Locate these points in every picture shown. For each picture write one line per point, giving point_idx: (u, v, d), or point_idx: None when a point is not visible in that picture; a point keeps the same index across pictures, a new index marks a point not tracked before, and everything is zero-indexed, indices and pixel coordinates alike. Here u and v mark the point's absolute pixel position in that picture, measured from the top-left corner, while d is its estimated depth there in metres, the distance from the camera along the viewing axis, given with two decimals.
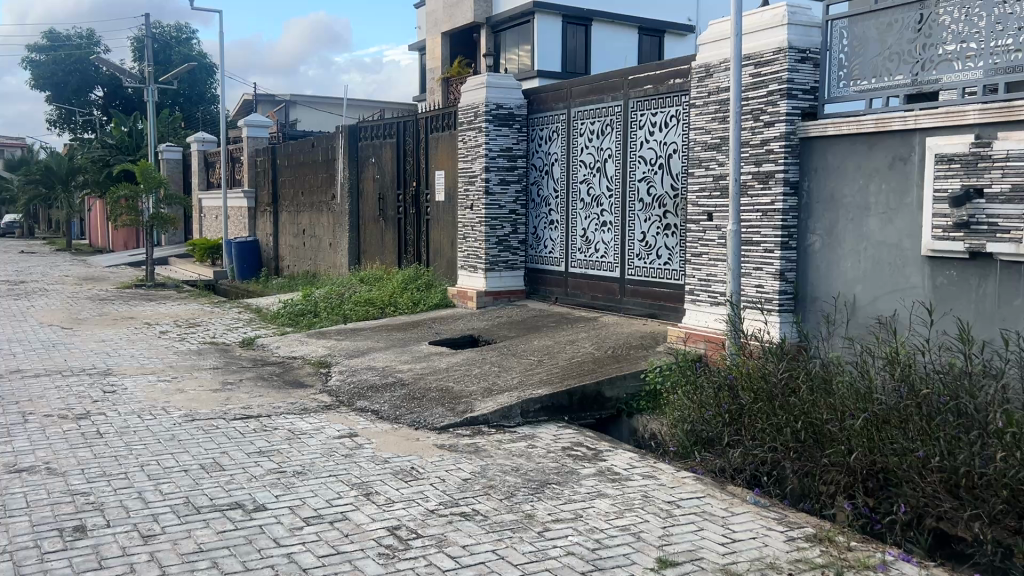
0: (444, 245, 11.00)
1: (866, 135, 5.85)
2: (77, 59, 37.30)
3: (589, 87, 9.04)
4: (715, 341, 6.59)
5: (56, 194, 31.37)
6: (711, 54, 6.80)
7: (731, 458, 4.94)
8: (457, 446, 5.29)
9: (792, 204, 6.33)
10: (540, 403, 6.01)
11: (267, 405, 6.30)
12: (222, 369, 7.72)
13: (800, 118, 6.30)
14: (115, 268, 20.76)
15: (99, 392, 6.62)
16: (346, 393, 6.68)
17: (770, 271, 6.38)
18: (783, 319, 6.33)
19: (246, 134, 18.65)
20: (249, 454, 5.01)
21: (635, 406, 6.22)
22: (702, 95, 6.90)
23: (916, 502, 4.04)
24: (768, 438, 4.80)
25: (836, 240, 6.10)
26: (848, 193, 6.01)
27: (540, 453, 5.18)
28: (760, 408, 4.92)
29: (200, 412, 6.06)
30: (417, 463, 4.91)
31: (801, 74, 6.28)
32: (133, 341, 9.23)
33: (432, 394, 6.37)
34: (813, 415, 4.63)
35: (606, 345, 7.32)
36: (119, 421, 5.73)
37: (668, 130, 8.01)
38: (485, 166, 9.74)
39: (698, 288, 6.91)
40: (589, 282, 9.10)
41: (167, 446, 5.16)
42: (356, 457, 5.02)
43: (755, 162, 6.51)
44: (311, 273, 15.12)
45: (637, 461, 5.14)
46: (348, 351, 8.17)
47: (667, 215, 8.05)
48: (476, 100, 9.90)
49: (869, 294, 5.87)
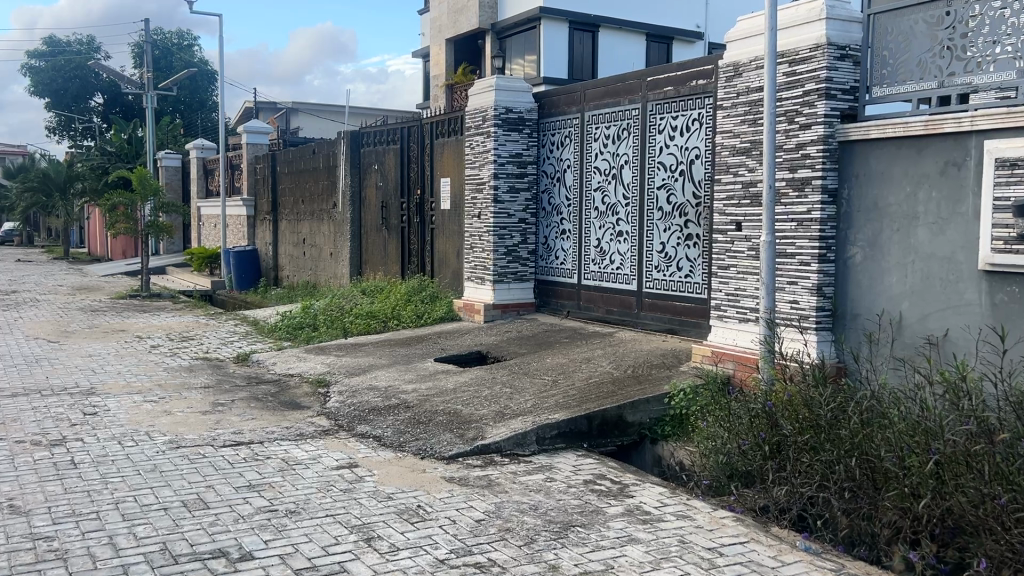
0: (450, 254, 10.50)
1: (914, 138, 5.37)
2: (77, 65, 37.02)
3: (603, 90, 8.58)
4: (745, 361, 6.10)
5: (54, 202, 30.94)
6: (740, 51, 6.33)
7: (773, 495, 4.45)
8: (469, 480, 4.78)
9: (831, 213, 5.85)
10: (557, 429, 5.50)
11: (260, 430, 5.79)
12: (213, 389, 7.21)
13: (839, 120, 5.81)
14: (112, 278, 20.29)
15: (79, 415, 6.11)
16: (346, 416, 6.18)
17: (806, 286, 5.88)
18: (821, 338, 5.82)
19: (245, 142, 18.21)
20: (237, 489, 4.50)
21: (659, 432, 5.73)
22: (729, 96, 6.42)
23: (999, 555, 3.54)
24: (816, 475, 4.31)
25: (880, 252, 5.62)
26: (893, 201, 5.53)
27: (560, 488, 4.67)
28: (807, 440, 4.43)
29: (187, 437, 5.55)
30: (423, 500, 4.40)
31: (841, 72, 5.78)
32: (122, 356, 8.73)
33: (439, 418, 5.85)
34: (868, 449, 4.14)
35: (625, 364, 6.81)
36: (97, 448, 5.23)
37: (690, 134, 7.53)
38: (494, 173, 9.25)
39: (725, 303, 6.43)
40: (604, 296, 8.61)
41: (147, 478, 4.66)
42: (356, 492, 4.51)
43: (789, 167, 6.02)
44: (311, 284, 14.63)
45: (667, 498, 4.63)
46: (348, 368, 7.67)
47: (689, 224, 7.55)
48: (484, 103, 9.41)
49: (917, 311, 5.38)
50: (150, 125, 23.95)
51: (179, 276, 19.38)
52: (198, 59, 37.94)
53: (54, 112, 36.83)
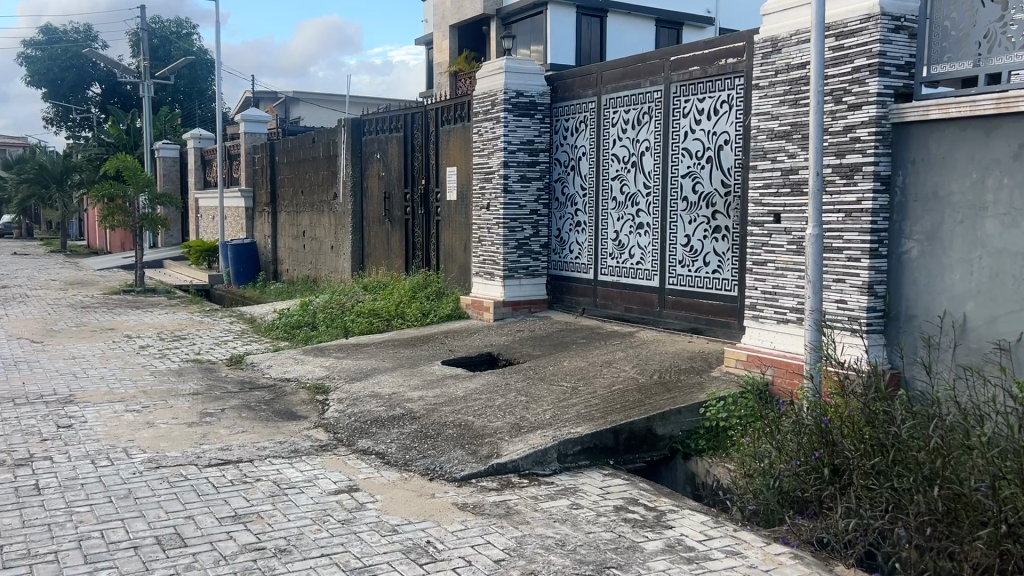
0: (457, 248, 9.92)
1: (982, 118, 4.77)
2: (74, 55, 36.45)
3: (621, 72, 8.00)
4: (787, 366, 5.52)
5: (51, 193, 30.29)
6: (780, 25, 5.74)
7: (835, 527, 3.87)
8: (484, 507, 4.21)
9: (883, 203, 5.26)
10: (581, 445, 4.93)
11: (250, 446, 5.22)
12: (202, 396, 6.66)
13: (892, 99, 5.21)
14: (109, 272, 19.74)
15: (52, 428, 5.55)
16: (346, 429, 5.61)
17: (855, 284, 5.30)
18: (873, 342, 5.25)
19: (242, 130, 17.58)
20: (220, 521, 3.94)
21: (692, 447, 5.17)
22: (767, 74, 5.82)
23: None
24: (885, 505, 3.75)
25: (940, 246, 5.03)
26: (956, 189, 4.93)
27: (589, 517, 4.11)
28: (875, 464, 3.89)
29: (169, 456, 4.98)
30: (433, 534, 3.83)
31: (895, 45, 5.18)
32: (107, 359, 8.17)
33: (449, 432, 5.29)
34: (952, 476, 3.56)
35: (650, 368, 6.24)
36: (67, 470, 4.67)
37: (718, 118, 6.94)
38: (504, 162, 8.66)
39: (762, 302, 5.86)
40: (623, 294, 8.03)
41: (119, 508, 4.09)
42: (355, 524, 3.94)
43: (836, 153, 5.42)
44: (311, 278, 14.08)
45: (711, 529, 4.05)
46: (349, 372, 7.10)
47: (716, 215, 6.96)
48: (494, 87, 8.81)
49: (983, 313, 4.78)
50: (146, 114, 23.31)
51: (177, 269, 18.83)
52: (197, 49, 37.27)
53: (52, 102, 36.27)
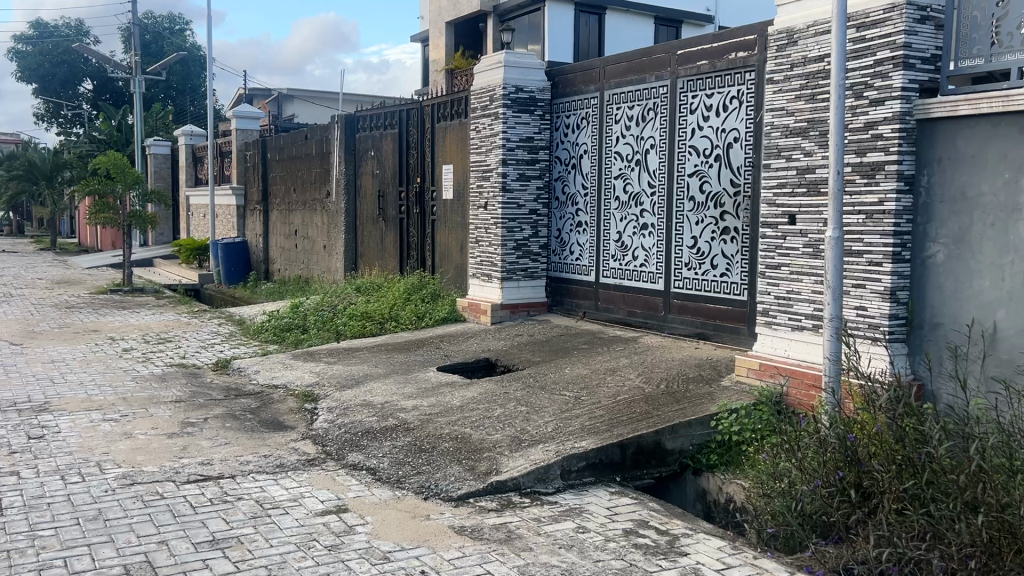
0: (453, 248, 9.60)
1: (1016, 115, 4.48)
2: (66, 49, 35.99)
3: (626, 66, 7.68)
4: (802, 377, 5.22)
5: (41, 190, 29.75)
6: (796, 16, 5.44)
7: (865, 556, 3.56)
8: (482, 531, 3.89)
9: (907, 204, 4.95)
10: (585, 460, 4.61)
11: (232, 460, 4.90)
12: (185, 403, 6.32)
13: (917, 94, 4.90)
14: (96, 271, 19.33)
15: (22, 439, 5.21)
16: (335, 441, 5.29)
17: (876, 290, 4.99)
18: (895, 352, 4.95)
19: (234, 127, 17.20)
20: (196, 547, 3.62)
21: (704, 462, 4.86)
22: (781, 68, 5.52)
23: None
24: (922, 533, 3.44)
25: (969, 250, 4.73)
26: (987, 189, 4.64)
27: (596, 542, 3.79)
28: (908, 488, 3.60)
29: (144, 471, 4.66)
30: (427, 563, 3.51)
31: (921, 37, 4.88)
32: (87, 363, 7.81)
33: (444, 445, 4.97)
34: (997, 503, 3.26)
35: (656, 376, 5.92)
36: (34, 487, 4.33)
37: (727, 114, 6.64)
38: (502, 159, 8.33)
39: (775, 308, 5.57)
40: (626, 296, 7.72)
41: (86, 532, 3.76)
42: (343, 551, 3.62)
43: (857, 150, 5.12)
44: (303, 278, 13.75)
45: (729, 556, 3.74)
46: (340, 379, 6.78)
47: (725, 216, 6.66)
48: (492, 82, 8.49)
49: (1016, 322, 4.49)
50: (137, 110, 22.86)
51: (168, 268, 18.46)
52: (190, 45, 36.84)
53: (44, 98, 35.81)
